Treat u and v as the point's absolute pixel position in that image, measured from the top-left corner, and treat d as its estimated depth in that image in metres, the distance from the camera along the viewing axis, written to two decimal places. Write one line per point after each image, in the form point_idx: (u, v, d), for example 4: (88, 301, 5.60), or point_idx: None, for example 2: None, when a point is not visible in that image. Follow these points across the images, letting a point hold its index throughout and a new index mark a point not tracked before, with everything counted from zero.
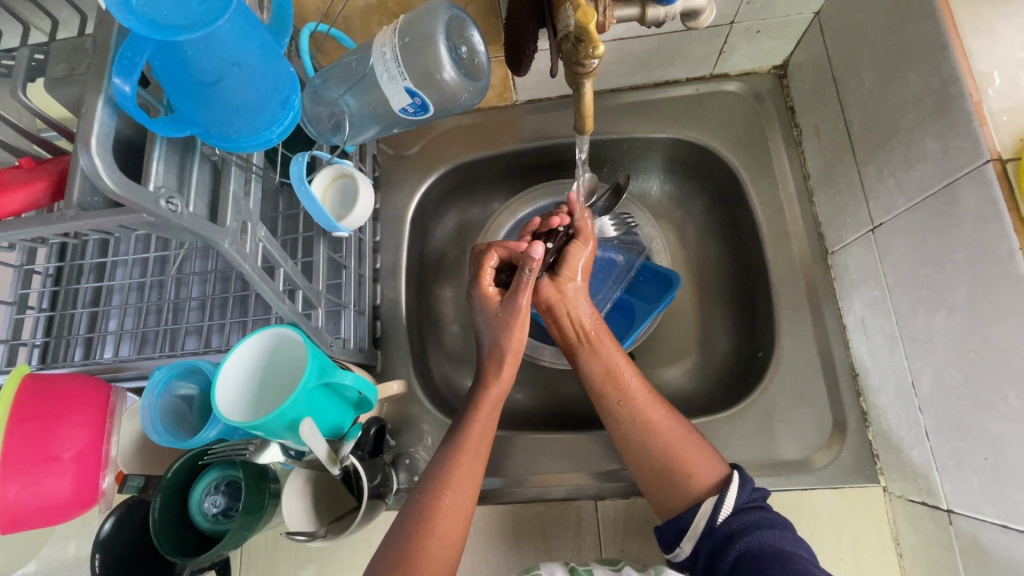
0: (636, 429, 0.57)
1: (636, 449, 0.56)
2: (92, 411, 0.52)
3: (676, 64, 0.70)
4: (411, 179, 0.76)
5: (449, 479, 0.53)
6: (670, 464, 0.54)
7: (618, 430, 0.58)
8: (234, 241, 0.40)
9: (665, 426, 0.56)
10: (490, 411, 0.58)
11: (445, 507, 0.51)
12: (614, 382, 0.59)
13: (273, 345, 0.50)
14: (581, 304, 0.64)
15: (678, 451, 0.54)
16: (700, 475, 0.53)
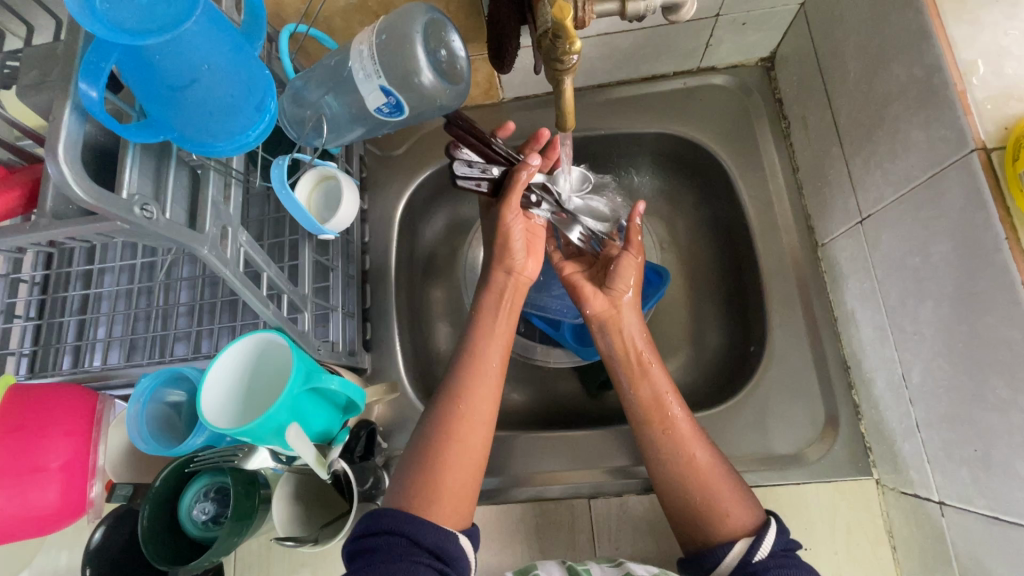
0: (676, 461, 0.55)
1: (666, 474, 0.55)
2: (78, 420, 0.52)
3: (662, 58, 0.69)
4: (399, 180, 0.76)
5: (452, 451, 0.53)
6: (707, 503, 0.52)
7: (658, 461, 0.56)
8: (213, 247, 0.40)
9: (704, 463, 0.54)
10: (485, 390, 0.57)
11: (449, 480, 0.51)
12: (659, 411, 0.57)
13: (259, 350, 0.49)
14: (630, 325, 0.63)
15: (716, 491, 0.52)
16: (738, 515, 0.51)
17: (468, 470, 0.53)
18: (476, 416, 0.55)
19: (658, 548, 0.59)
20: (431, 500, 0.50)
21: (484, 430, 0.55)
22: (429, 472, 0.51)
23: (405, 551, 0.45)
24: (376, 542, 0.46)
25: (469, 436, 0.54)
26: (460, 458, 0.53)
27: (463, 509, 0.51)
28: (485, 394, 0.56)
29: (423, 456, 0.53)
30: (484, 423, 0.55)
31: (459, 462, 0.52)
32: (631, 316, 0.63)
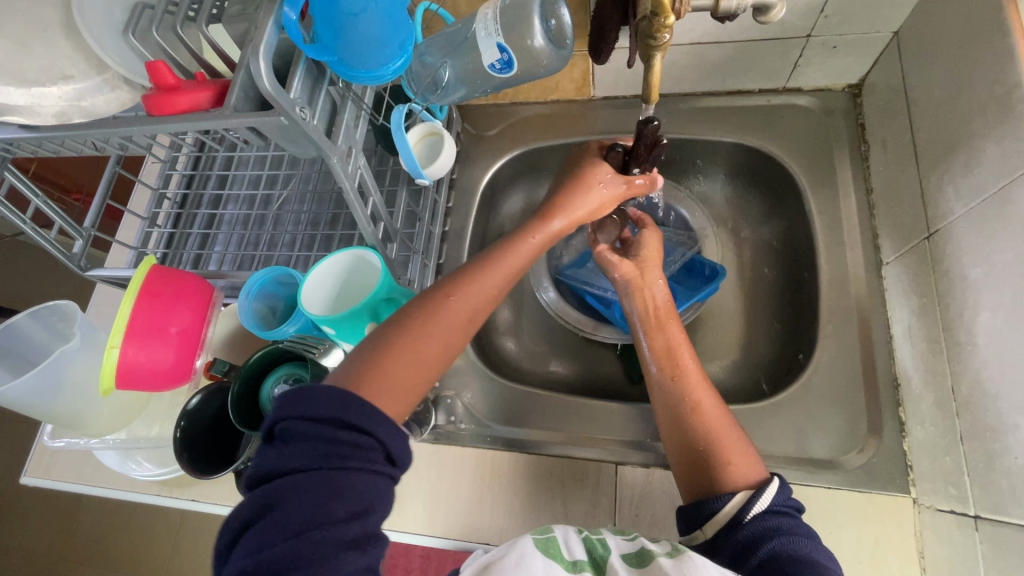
0: (679, 410, 0.57)
1: (680, 436, 0.56)
2: (199, 300, 0.63)
3: (750, 73, 0.74)
4: (487, 157, 0.84)
5: (410, 352, 0.47)
6: (707, 446, 0.54)
7: (666, 410, 0.58)
8: (341, 158, 0.49)
9: (708, 411, 0.56)
10: (476, 293, 0.53)
11: (398, 367, 0.46)
12: (670, 362, 0.60)
13: (352, 262, 0.57)
14: (660, 285, 0.67)
15: (720, 437, 0.54)
16: (742, 468, 0.52)
17: (426, 367, 0.48)
18: (459, 311, 0.51)
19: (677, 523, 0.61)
20: (387, 388, 0.45)
21: (459, 330, 0.51)
22: (388, 355, 0.46)
23: (364, 452, 0.39)
24: (333, 435, 0.39)
25: (441, 332, 0.49)
26: (428, 352, 0.48)
27: (407, 402, 0.47)
28: (482, 291, 0.53)
29: (385, 337, 0.48)
30: (467, 328, 0.52)
31: (416, 353, 0.48)
32: (659, 280, 0.67)
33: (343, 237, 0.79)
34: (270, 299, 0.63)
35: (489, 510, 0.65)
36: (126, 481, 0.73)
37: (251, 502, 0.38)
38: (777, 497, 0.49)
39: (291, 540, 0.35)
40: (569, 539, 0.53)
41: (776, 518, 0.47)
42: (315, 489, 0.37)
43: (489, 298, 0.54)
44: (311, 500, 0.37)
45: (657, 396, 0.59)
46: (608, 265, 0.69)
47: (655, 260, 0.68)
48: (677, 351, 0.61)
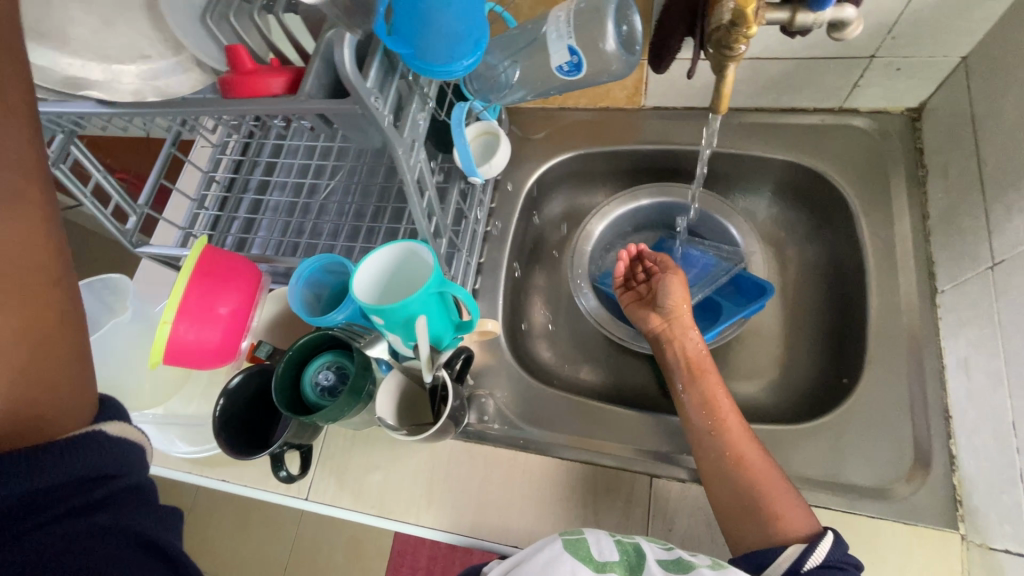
0: (723, 463, 0.56)
1: (725, 491, 0.55)
2: (248, 282, 0.64)
3: (806, 90, 0.73)
4: (533, 160, 0.84)
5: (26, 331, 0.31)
6: (754, 499, 0.53)
7: (709, 464, 0.56)
8: (405, 150, 0.49)
9: (752, 461, 0.55)
10: (12, 156, 0.32)
11: (11, 357, 0.30)
12: (710, 414, 0.59)
13: (403, 255, 0.58)
14: (694, 334, 0.66)
15: (765, 487, 0.53)
16: (792, 521, 0.51)
17: (59, 337, 0.32)
18: (33, 239, 0.32)
19: (711, 541, 0.60)
20: (35, 413, 0.31)
21: (44, 249, 0.32)
22: (2, 329, 0.31)
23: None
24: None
25: (58, 292, 0.33)
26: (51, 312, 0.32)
27: (41, 403, 0.31)
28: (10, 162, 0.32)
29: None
30: (68, 319, 0.33)
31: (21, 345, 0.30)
32: (691, 331, 0.66)
33: (386, 231, 0.79)
34: (318, 287, 0.63)
35: (519, 512, 0.64)
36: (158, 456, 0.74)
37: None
38: (834, 551, 0.48)
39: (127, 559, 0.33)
40: (600, 540, 0.54)
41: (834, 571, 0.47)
42: (45, 553, 0.30)
43: (62, 172, 0.34)
44: (34, 565, 0.29)
45: (698, 450, 0.58)
46: (639, 320, 0.70)
47: (687, 309, 0.68)
48: (716, 403, 0.60)
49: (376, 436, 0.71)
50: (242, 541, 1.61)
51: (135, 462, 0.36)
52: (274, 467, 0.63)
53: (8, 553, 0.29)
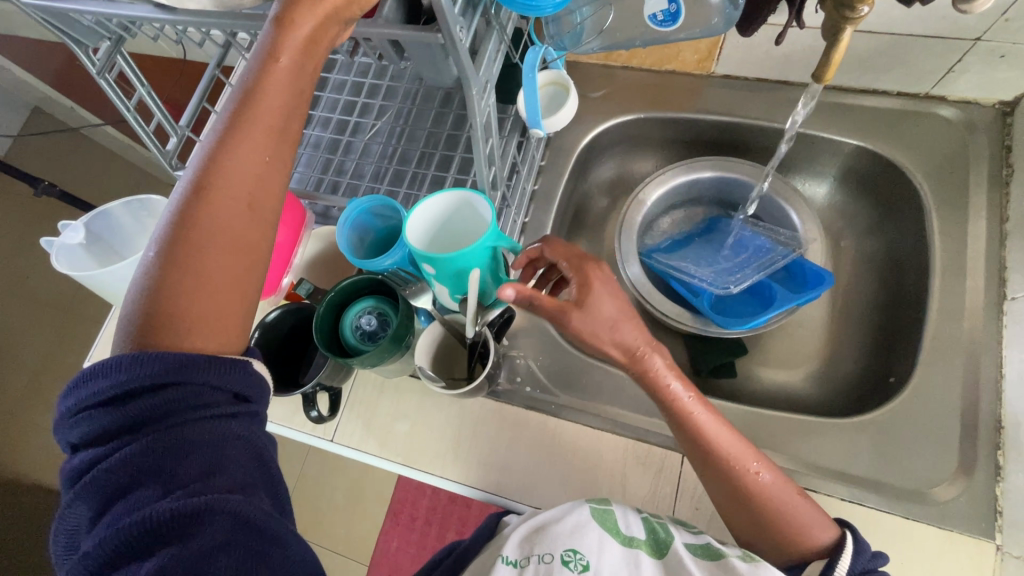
0: (734, 494, 0.54)
1: (744, 520, 0.55)
2: (293, 218, 0.62)
3: (894, 72, 0.68)
4: (588, 119, 0.80)
5: (191, 273, 0.36)
6: (775, 525, 0.53)
7: (725, 497, 0.55)
8: (479, 90, 0.46)
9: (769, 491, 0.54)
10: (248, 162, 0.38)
11: (188, 294, 0.36)
12: (705, 453, 0.55)
13: (457, 205, 0.56)
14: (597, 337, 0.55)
15: (785, 512, 0.53)
16: (810, 535, 0.52)
17: (215, 293, 0.37)
18: (225, 217, 0.37)
19: None
20: (187, 327, 0.36)
21: (233, 232, 0.38)
22: (173, 265, 0.36)
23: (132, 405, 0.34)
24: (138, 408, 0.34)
25: (220, 260, 0.37)
26: (219, 275, 0.37)
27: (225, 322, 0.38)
28: (249, 162, 0.38)
29: (181, 259, 0.36)
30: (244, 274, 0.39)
31: (199, 287, 0.36)
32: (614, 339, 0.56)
33: (430, 179, 0.76)
34: (362, 231, 0.61)
35: (546, 475, 0.64)
36: None
37: (100, 482, 0.33)
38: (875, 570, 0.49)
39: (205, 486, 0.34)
40: (628, 517, 0.55)
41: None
42: (181, 454, 0.34)
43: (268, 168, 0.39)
44: (168, 464, 0.33)
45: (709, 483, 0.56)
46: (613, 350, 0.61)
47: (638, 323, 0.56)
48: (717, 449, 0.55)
49: (405, 386, 0.71)
50: None
51: (265, 396, 0.40)
52: (306, 406, 0.63)
53: (146, 451, 0.33)
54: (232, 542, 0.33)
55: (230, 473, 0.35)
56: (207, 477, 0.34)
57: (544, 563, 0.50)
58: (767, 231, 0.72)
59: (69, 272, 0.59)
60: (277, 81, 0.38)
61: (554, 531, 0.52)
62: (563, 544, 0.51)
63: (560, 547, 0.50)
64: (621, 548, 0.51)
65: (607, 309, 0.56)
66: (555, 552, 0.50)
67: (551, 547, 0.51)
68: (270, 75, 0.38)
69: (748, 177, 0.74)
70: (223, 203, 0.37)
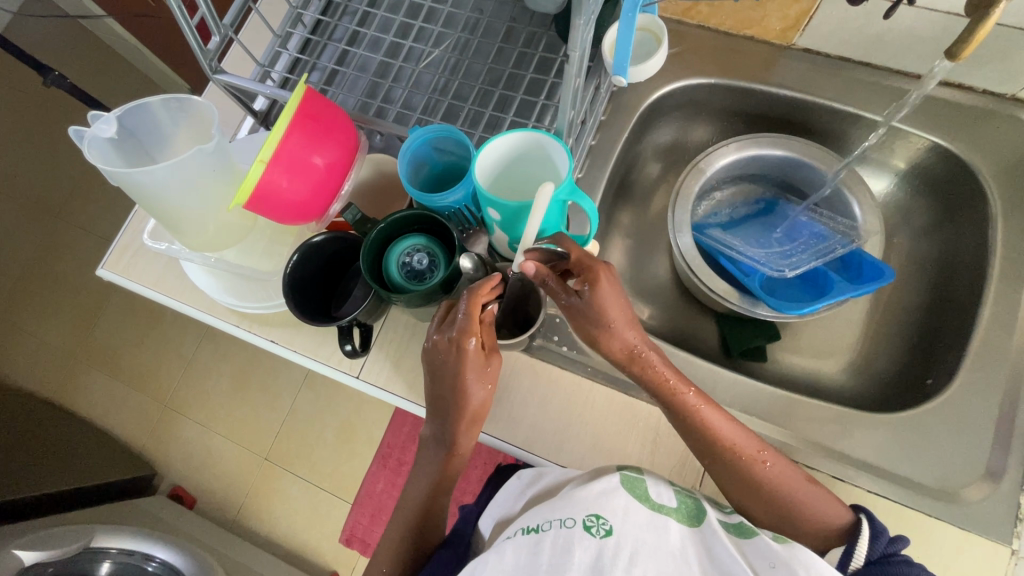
0: (744, 480, 0.56)
1: (760, 507, 0.56)
2: (347, 139, 0.58)
3: (988, 67, 0.65)
4: (655, 77, 0.76)
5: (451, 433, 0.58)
6: (793, 510, 0.55)
7: (733, 483, 0.56)
8: (585, 20, 0.42)
9: (783, 488, 0.55)
10: (467, 390, 0.56)
11: (460, 424, 0.58)
12: (710, 452, 0.56)
13: (527, 147, 0.52)
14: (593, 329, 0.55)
15: (801, 499, 0.55)
16: (825, 520, 0.55)
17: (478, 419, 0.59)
18: (476, 405, 0.57)
19: None
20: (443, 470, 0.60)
21: (475, 421, 0.58)
22: (451, 421, 0.58)
23: None
24: None
25: (467, 424, 0.58)
26: (468, 431, 0.59)
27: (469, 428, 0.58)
28: (480, 383, 0.56)
29: (448, 407, 0.57)
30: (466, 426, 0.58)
31: (467, 419, 0.58)
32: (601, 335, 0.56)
33: (485, 118, 0.72)
34: (419, 164, 0.57)
35: (576, 436, 0.64)
36: (208, 302, 0.71)
37: None
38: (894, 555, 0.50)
39: None
40: (659, 486, 0.55)
41: (875, 571, 0.50)
42: None
43: (485, 387, 0.57)
44: None
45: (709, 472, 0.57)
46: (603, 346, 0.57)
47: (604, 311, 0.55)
48: (714, 438, 0.55)
49: None
50: (239, 401, 1.66)
51: None
52: (342, 339, 0.60)
53: None
54: None
55: None
56: None
57: (566, 527, 0.50)
58: (827, 218, 0.71)
59: (100, 166, 0.54)
60: (471, 344, 0.54)
61: (579, 495, 0.52)
62: (586, 509, 0.50)
63: (582, 511, 0.50)
64: (648, 512, 0.51)
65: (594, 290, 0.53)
66: (579, 517, 0.50)
67: (573, 512, 0.50)
68: (467, 339, 0.53)
69: (816, 159, 0.71)
70: (474, 395, 0.56)
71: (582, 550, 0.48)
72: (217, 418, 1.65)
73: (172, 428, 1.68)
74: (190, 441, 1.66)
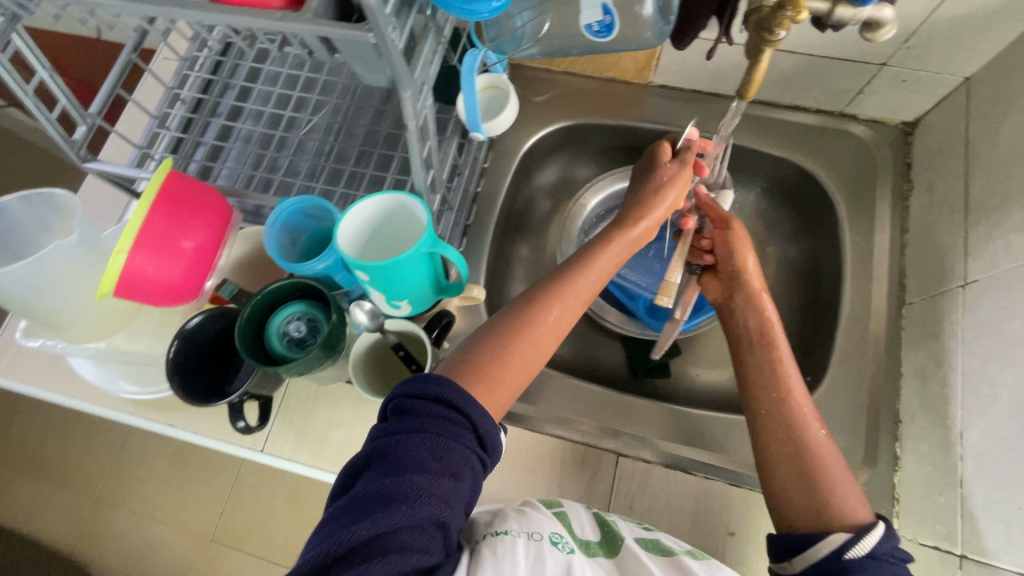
0: (778, 394, 0.58)
1: (773, 432, 0.56)
2: (217, 217, 0.59)
3: (813, 90, 0.72)
4: (531, 124, 0.80)
5: (510, 372, 0.54)
6: (825, 493, 0.52)
7: (764, 390, 0.58)
8: (413, 92, 0.45)
9: (829, 459, 0.54)
10: None
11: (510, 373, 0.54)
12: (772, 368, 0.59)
13: (391, 208, 0.54)
14: (573, 294, 0.58)
15: (835, 479, 0.53)
16: (849, 509, 0.51)
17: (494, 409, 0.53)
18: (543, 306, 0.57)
19: (668, 521, 0.62)
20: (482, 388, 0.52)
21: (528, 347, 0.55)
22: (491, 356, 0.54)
23: (438, 429, 0.46)
24: (418, 406, 0.47)
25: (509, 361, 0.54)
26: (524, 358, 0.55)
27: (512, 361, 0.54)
28: None
29: (505, 340, 0.55)
30: (512, 339, 0.55)
31: (521, 361, 0.55)
32: (544, 311, 0.56)
33: (369, 178, 0.74)
34: (295, 233, 0.59)
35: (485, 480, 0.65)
36: (97, 393, 0.68)
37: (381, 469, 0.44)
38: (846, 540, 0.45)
39: (390, 477, 0.43)
40: (582, 519, 0.55)
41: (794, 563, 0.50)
42: (409, 496, 0.42)
43: None
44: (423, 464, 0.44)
45: (739, 342, 0.64)
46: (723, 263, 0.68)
47: (583, 300, 0.59)
48: (786, 380, 0.58)
49: (340, 392, 0.69)
50: (175, 484, 1.55)
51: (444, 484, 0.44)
52: (232, 417, 0.59)
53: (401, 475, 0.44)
54: (417, 463, 0.44)
55: (424, 457, 0.45)
56: (406, 468, 0.44)
57: (535, 540, 0.48)
58: None
59: None
60: None
61: (537, 517, 0.51)
62: (548, 529, 0.50)
63: (548, 529, 0.50)
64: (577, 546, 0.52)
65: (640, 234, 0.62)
66: (543, 534, 0.49)
67: (541, 529, 0.49)
68: None
69: None
70: None
71: (552, 563, 0.46)
72: (151, 506, 1.54)
73: (101, 524, 1.55)
74: (124, 536, 1.54)
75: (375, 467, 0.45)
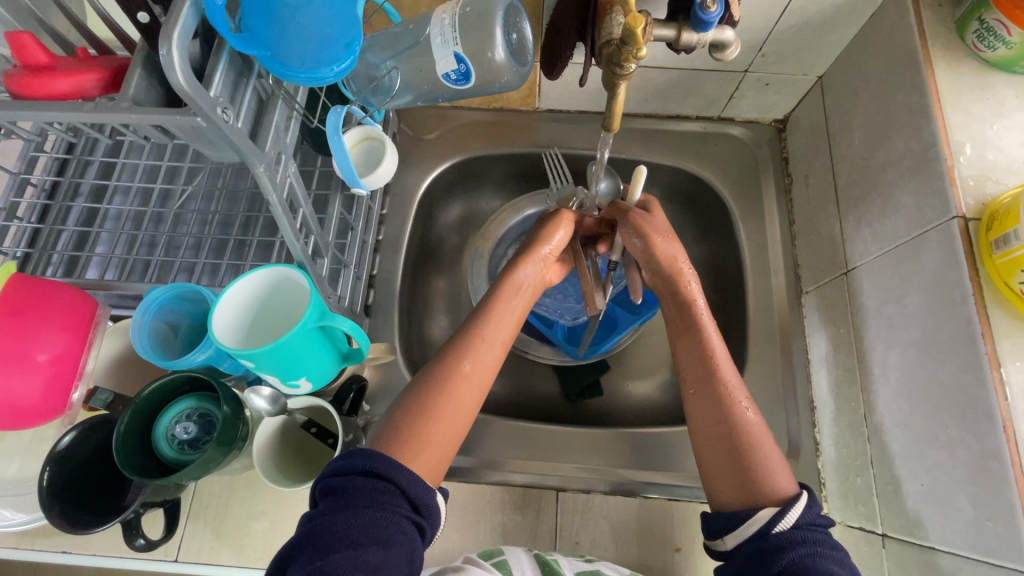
0: (702, 374, 0.55)
1: (702, 413, 0.54)
2: (80, 319, 0.53)
3: (688, 101, 0.75)
4: (425, 163, 0.79)
5: (431, 428, 0.49)
6: (752, 471, 0.50)
7: (690, 369, 0.56)
8: (268, 167, 0.42)
9: (755, 434, 0.52)
10: None
11: (435, 429, 0.49)
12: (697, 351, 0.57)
13: (272, 284, 0.51)
14: (485, 340, 0.55)
15: (762, 458, 0.50)
16: (778, 484, 0.49)
17: (426, 472, 0.48)
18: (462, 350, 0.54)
19: (615, 549, 0.61)
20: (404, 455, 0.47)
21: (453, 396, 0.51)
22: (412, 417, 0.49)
23: (368, 501, 0.42)
24: (347, 481, 0.43)
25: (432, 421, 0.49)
26: (449, 410, 0.50)
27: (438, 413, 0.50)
28: None
29: (424, 396, 0.51)
30: (434, 394, 0.51)
31: (446, 415, 0.50)
32: (458, 363, 0.53)
33: (258, 243, 0.70)
34: (174, 322, 0.55)
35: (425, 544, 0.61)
36: None
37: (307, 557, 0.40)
38: (774, 536, 0.46)
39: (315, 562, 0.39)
40: (522, 560, 0.54)
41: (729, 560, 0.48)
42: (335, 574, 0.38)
43: None
44: (350, 536, 0.40)
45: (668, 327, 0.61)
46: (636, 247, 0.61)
47: (497, 343, 0.56)
48: (711, 353, 0.56)
49: (257, 479, 0.63)
50: None
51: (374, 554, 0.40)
52: (128, 535, 0.52)
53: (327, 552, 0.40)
54: (346, 543, 0.40)
55: (355, 536, 0.41)
56: (334, 546, 0.40)
57: None
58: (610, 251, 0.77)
59: None
60: None
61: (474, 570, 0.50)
62: None
63: None
64: None
65: (527, 278, 0.61)
66: None
67: None
68: None
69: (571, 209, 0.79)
70: None
71: None
72: None
73: None
74: None
75: (303, 553, 0.40)
